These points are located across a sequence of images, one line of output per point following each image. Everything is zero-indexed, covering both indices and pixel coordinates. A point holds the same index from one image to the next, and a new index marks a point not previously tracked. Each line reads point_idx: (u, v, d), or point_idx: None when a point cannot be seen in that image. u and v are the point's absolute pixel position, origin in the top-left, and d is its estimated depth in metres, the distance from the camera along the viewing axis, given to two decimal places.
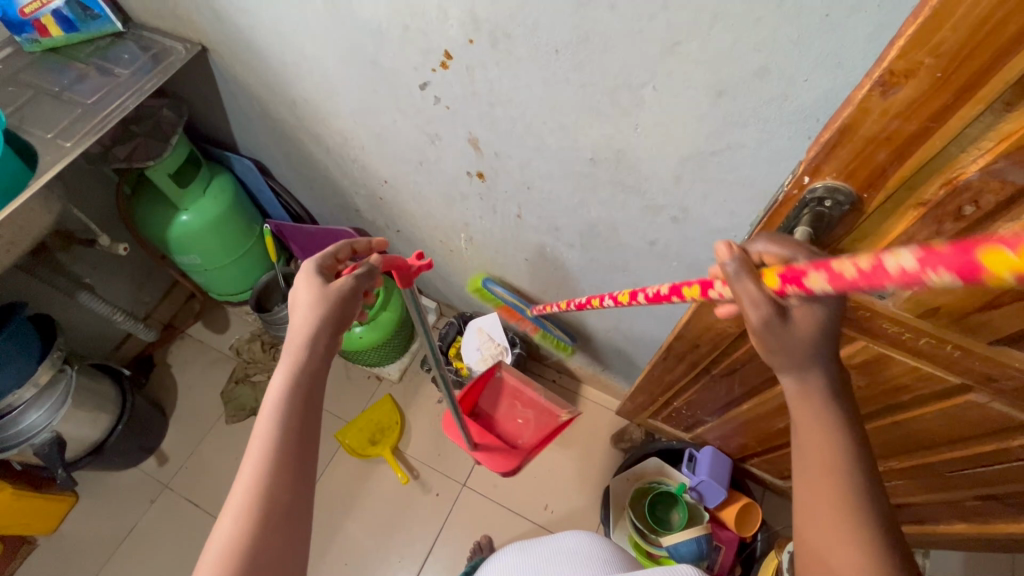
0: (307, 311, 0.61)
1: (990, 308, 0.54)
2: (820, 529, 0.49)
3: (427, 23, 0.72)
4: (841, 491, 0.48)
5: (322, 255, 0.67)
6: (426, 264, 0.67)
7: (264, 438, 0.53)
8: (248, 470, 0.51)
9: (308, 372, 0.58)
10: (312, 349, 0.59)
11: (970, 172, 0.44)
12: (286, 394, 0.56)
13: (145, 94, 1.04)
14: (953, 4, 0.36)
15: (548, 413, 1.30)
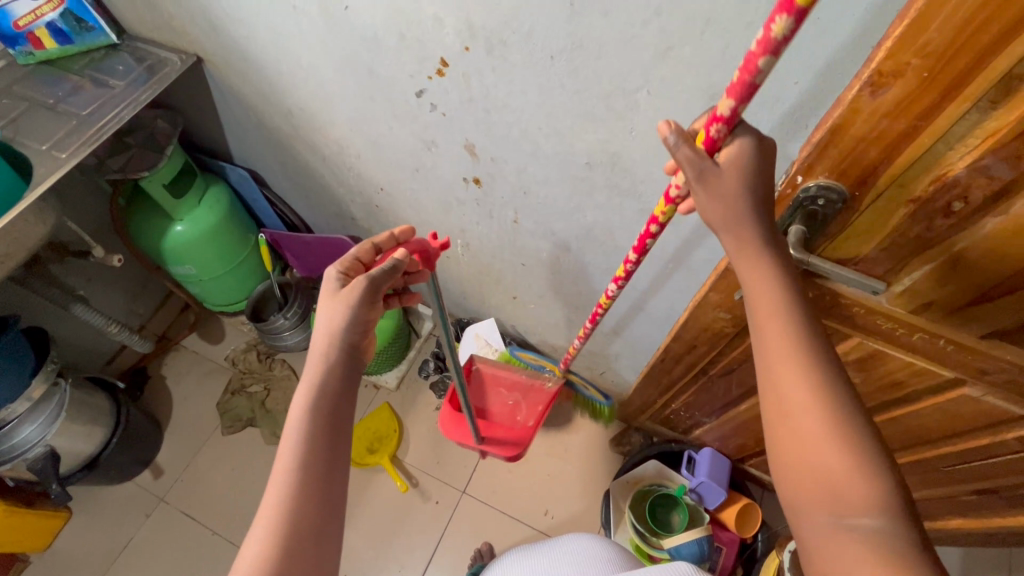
0: (324, 317, 0.61)
1: (981, 301, 0.55)
2: (793, 429, 0.47)
3: (423, 32, 0.73)
4: (811, 382, 0.47)
5: (344, 260, 0.67)
6: (444, 243, 0.70)
7: (295, 447, 0.53)
8: (280, 476, 0.52)
9: (335, 384, 0.58)
10: (337, 359, 0.59)
11: (957, 169, 0.46)
12: (316, 402, 0.56)
13: (141, 105, 1.05)
14: (937, 6, 0.37)
15: (534, 389, 1.32)
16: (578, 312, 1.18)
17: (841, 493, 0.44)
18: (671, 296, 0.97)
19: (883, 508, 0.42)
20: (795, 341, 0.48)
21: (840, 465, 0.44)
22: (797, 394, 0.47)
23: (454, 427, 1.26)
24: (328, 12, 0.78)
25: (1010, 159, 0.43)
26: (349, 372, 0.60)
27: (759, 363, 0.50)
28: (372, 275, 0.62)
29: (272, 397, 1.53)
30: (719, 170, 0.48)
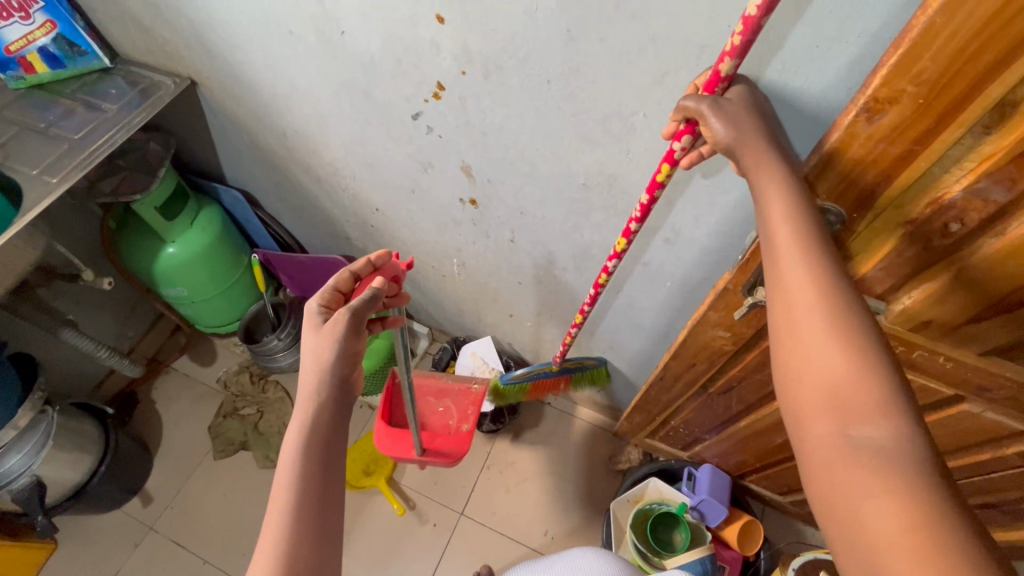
0: (313, 343, 0.61)
1: (979, 322, 0.55)
2: (799, 341, 0.45)
3: (419, 57, 0.73)
4: (814, 277, 0.45)
5: (323, 292, 0.67)
6: (410, 262, 0.70)
7: (291, 478, 0.52)
8: (277, 495, 0.51)
9: (330, 412, 0.57)
10: (330, 385, 0.59)
11: (954, 192, 0.46)
12: (311, 426, 0.56)
13: (134, 129, 1.04)
14: (931, 35, 0.38)
15: (464, 393, 1.21)
16: (575, 330, 1.18)
17: (847, 404, 0.41)
18: (668, 313, 0.97)
19: (883, 407, 0.40)
20: (803, 255, 0.47)
21: (848, 377, 0.42)
22: (806, 313, 0.45)
23: (393, 443, 1.10)
24: (324, 36, 0.78)
25: (1005, 183, 0.43)
26: (342, 396, 0.59)
27: (767, 275, 0.49)
28: (354, 308, 0.61)
29: (264, 419, 1.51)
30: (730, 101, 0.52)
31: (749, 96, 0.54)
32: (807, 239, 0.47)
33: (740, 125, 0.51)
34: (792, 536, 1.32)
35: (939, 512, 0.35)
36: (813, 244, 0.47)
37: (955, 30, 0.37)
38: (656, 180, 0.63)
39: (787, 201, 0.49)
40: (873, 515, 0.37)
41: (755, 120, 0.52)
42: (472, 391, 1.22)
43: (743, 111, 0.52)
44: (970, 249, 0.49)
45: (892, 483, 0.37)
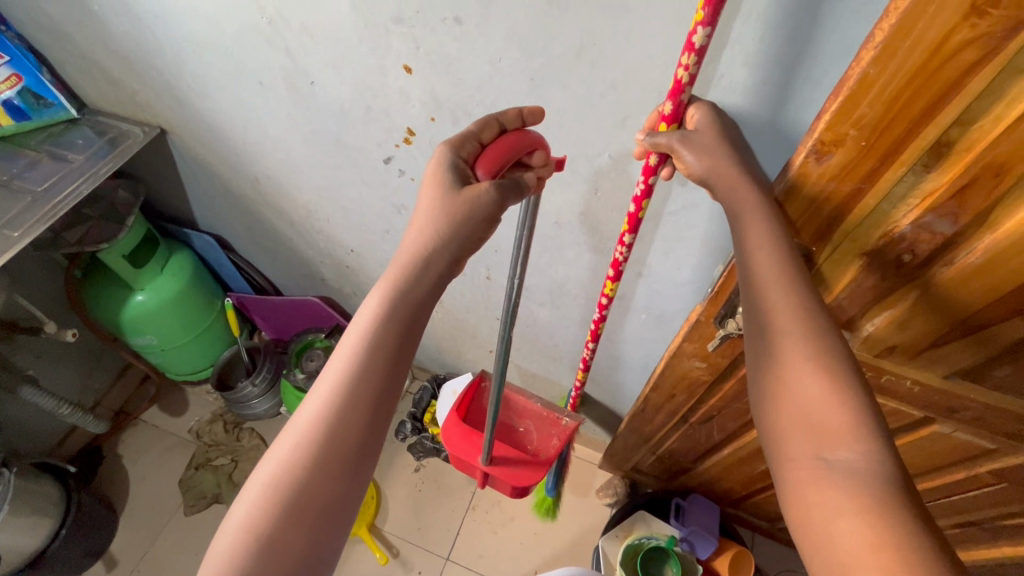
0: (440, 219, 0.52)
1: (941, 345, 0.57)
2: (780, 366, 0.47)
3: (388, 104, 0.75)
4: (795, 306, 0.47)
5: (461, 139, 0.55)
6: (560, 162, 0.60)
7: (309, 437, 0.45)
8: (295, 435, 0.45)
9: (380, 374, 0.47)
10: (383, 352, 0.48)
11: (903, 225, 0.48)
12: (356, 375, 0.47)
13: (101, 179, 1.03)
14: (866, 85, 0.40)
15: (550, 422, 1.17)
16: (555, 364, 1.18)
17: (823, 429, 0.43)
18: (646, 344, 0.98)
19: (857, 432, 0.42)
20: (780, 284, 0.49)
21: (823, 401, 0.44)
22: (792, 341, 0.47)
23: (461, 442, 1.12)
24: (294, 86, 0.79)
25: (949, 216, 0.45)
26: (395, 368, 0.48)
27: (748, 302, 0.51)
28: (499, 182, 0.53)
29: (239, 469, 1.46)
30: (697, 132, 0.52)
31: (717, 118, 0.53)
32: (782, 269, 0.49)
33: (720, 157, 0.52)
34: (783, 563, 1.31)
35: (906, 535, 0.37)
36: (786, 274, 0.49)
37: (889, 78, 0.39)
38: (634, 212, 0.62)
39: (762, 229, 0.51)
40: (846, 535, 0.39)
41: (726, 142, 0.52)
42: (561, 422, 1.17)
43: (717, 143, 0.52)
44: (924, 276, 0.51)
45: (865, 506, 0.39)
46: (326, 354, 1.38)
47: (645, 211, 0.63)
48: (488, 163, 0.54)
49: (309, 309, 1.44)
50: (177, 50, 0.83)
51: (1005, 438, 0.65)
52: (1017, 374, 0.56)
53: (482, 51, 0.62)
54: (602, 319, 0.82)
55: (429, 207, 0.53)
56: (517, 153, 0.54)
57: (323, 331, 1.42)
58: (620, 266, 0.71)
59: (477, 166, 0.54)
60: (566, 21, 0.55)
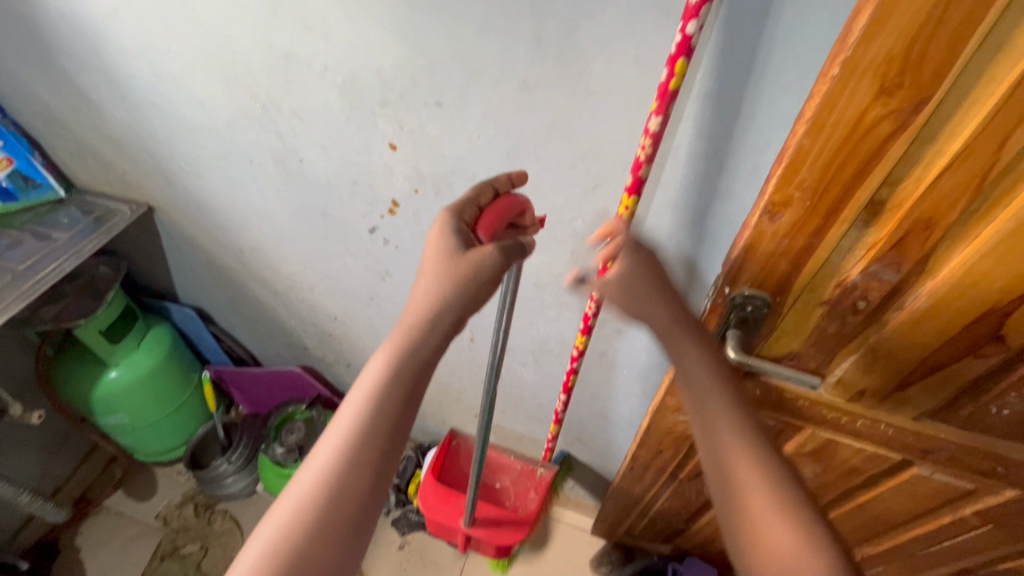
0: (444, 280, 0.53)
1: (905, 388, 0.60)
2: (735, 489, 0.51)
3: (374, 179, 0.80)
4: (740, 428, 0.53)
5: (461, 204, 0.57)
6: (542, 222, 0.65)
7: (311, 502, 0.44)
8: (293, 501, 0.44)
9: (384, 438, 0.47)
10: (389, 412, 0.48)
11: (854, 275, 0.52)
12: (360, 436, 0.47)
13: (84, 256, 1.04)
14: (802, 154, 0.45)
15: (525, 475, 1.19)
16: (541, 425, 1.17)
17: (781, 551, 0.47)
18: (629, 401, 0.99)
19: (808, 554, 0.47)
20: (722, 408, 0.54)
21: (777, 524, 0.48)
22: (738, 461, 0.51)
23: (440, 504, 1.11)
24: (284, 165, 0.84)
25: (893, 265, 0.50)
26: (400, 426, 0.48)
27: (698, 422, 0.56)
28: (501, 244, 0.55)
29: (210, 556, 1.37)
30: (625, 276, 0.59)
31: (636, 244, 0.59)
32: (719, 387, 0.56)
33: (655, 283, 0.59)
34: None
35: None
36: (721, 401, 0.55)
37: (822, 147, 0.44)
38: (602, 271, 0.66)
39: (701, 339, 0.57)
40: None
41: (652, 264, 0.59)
42: (535, 474, 1.18)
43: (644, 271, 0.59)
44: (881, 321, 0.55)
45: None
46: (307, 426, 1.34)
47: None
48: (489, 226, 0.56)
49: (288, 379, 1.42)
50: (171, 133, 0.88)
51: (981, 477, 0.67)
52: (979, 412, 0.59)
53: (462, 129, 0.67)
54: (574, 370, 0.83)
55: (430, 266, 0.54)
56: (511, 216, 0.58)
57: (304, 402, 1.39)
58: (591, 319, 0.73)
59: (478, 229, 0.56)
60: (536, 103, 0.61)
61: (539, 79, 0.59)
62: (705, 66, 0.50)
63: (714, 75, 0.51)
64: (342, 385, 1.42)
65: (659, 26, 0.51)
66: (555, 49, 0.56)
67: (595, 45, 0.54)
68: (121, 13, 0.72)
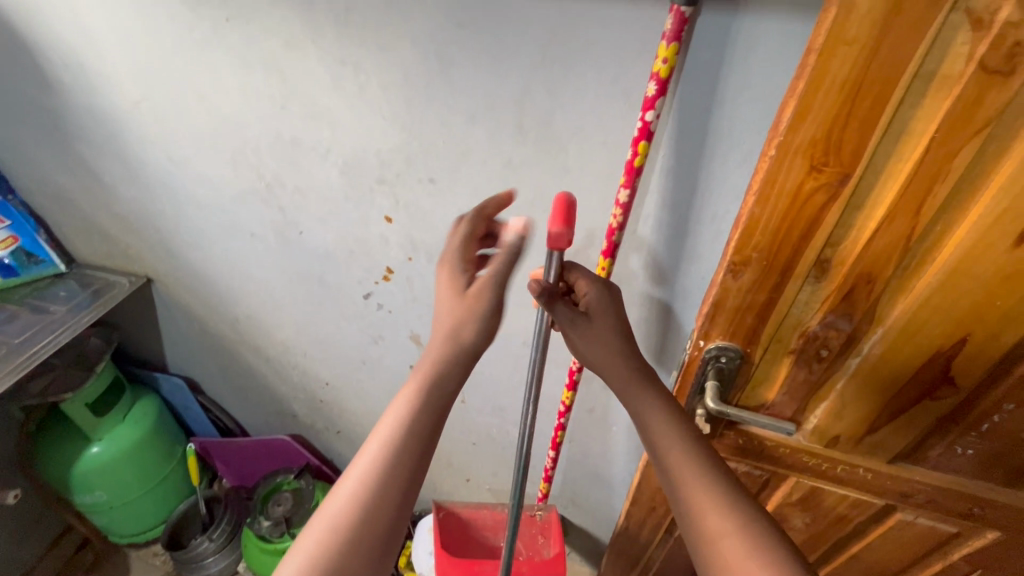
0: (456, 317, 0.56)
1: (874, 432, 0.63)
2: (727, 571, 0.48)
3: (370, 249, 0.85)
4: (717, 501, 0.51)
5: (461, 240, 0.59)
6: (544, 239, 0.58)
7: (342, 524, 0.48)
8: (333, 515, 0.48)
9: (406, 471, 0.50)
10: (417, 438, 0.51)
11: (813, 325, 0.57)
12: (388, 466, 0.50)
13: (80, 328, 1.06)
14: (754, 220, 0.52)
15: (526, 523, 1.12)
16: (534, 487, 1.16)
17: None
18: (620, 457, 1.00)
19: None
20: (696, 483, 0.52)
21: None
22: (712, 517, 0.50)
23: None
24: (284, 237, 0.89)
25: (846, 315, 0.55)
26: (425, 452, 0.52)
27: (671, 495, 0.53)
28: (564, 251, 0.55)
29: None
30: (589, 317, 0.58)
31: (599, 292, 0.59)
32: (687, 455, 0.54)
33: (607, 344, 0.58)
34: None
35: None
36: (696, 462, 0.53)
37: (771, 214, 0.51)
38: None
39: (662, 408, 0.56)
40: None
41: (616, 326, 0.59)
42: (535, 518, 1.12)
43: (605, 328, 0.58)
44: (843, 369, 0.59)
45: None
46: (294, 497, 1.30)
47: None
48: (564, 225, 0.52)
49: (276, 448, 1.39)
50: (177, 210, 0.94)
51: (961, 519, 0.69)
52: (947, 453, 0.63)
53: (453, 203, 0.74)
54: (561, 426, 0.84)
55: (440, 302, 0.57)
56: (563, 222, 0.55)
57: (292, 471, 1.34)
58: (575, 375, 0.77)
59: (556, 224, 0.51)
60: (521, 178, 0.68)
61: (522, 159, 0.66)
62: (664, 145, 0.58)
63: (673, 154, 0.58)
64: (332, 453, 1.39)
65: (622, 114, 0.59)
66: (536, 134, 0.63)
67: (571, 130, 0.62)
68: (142, 105, 0.80)
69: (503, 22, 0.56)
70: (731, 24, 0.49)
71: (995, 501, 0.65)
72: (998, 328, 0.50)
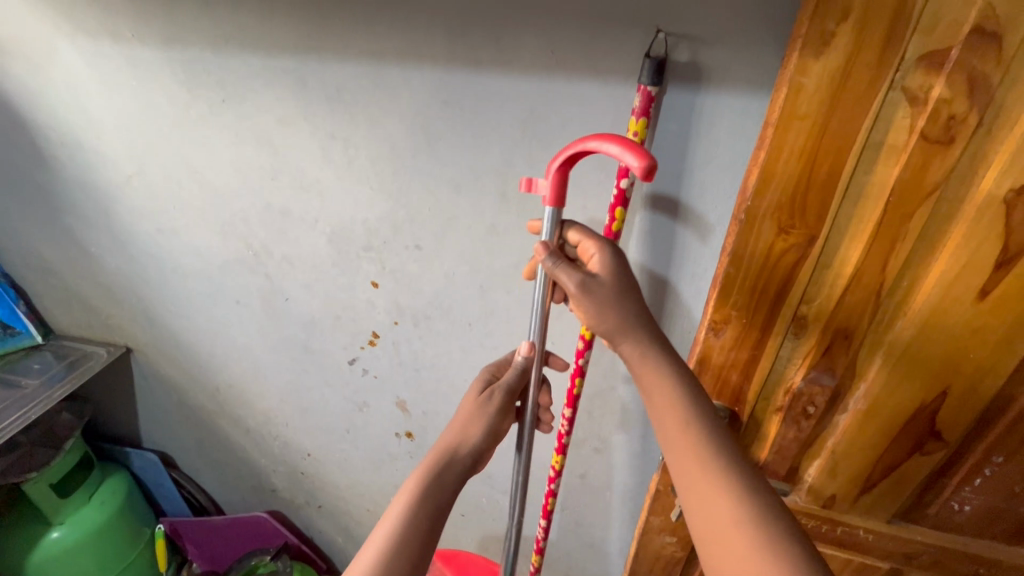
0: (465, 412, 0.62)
1: (870, 490, 0.62)
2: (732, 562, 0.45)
3: (355, 315, 0.85)
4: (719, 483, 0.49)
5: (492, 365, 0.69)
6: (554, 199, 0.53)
7: None
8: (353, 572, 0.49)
9: (405, 564, 0.50)
10: (427, 503, 0.54)
11: (797, 381, 0.58)
12: (395, 544, 0.50)
13: (52, 402, 1.02)
14: (730, 279, 0.54)
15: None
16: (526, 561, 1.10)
17: None
18: (614, 525, 0.96)
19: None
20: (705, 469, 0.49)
21: None
22: (720, 507, 0.48)
23: None
24: (269, 304, 0.89)
25: (828, 370, 0.56)
26: (434, 520, 0.53)
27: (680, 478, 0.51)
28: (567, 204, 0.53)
29: None
30: (600, 278, 0.53)
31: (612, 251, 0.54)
32: (697, 433, 0.51)
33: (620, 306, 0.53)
34: None
35: None
36: (711, 443, 0.51)
37: (745, 273, 0.53)
38: (572, 388, 0.69)
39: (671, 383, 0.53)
40: None
41: (630, 286, 0.54)
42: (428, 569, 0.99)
43: (618, 288, 0.53)
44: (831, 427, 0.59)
45: None
46: None
47: (581, 387, 0.69)
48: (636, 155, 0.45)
49: (252, 527, 1.31)
50: (162, 278, 0.93)
51: None
52: (945, 509, 0.61)
53: (439, 268, 0.75)
54: (552, 493, 0.81)
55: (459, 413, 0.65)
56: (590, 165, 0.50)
57: (268, 552, 1.26)
58: (564, 441, 0.74)
59: (636, 155, 0.44)
60: (505, 242, 0.70)
61: (506, 224, 0.68)
62: (640, 210, 0.60)
63: (649, 219, 0.61)
64: (311, 530, 1.32)
65: (599, 181, 0.62)
66: (518, 201, 0.66)
67: None
68: (135, 178, 0.81)
69: (485, 100, 0.60)
70: (694, 99, 0.53)
71: (1000, 561, 0.63)
72: (976, 380, 0.51)
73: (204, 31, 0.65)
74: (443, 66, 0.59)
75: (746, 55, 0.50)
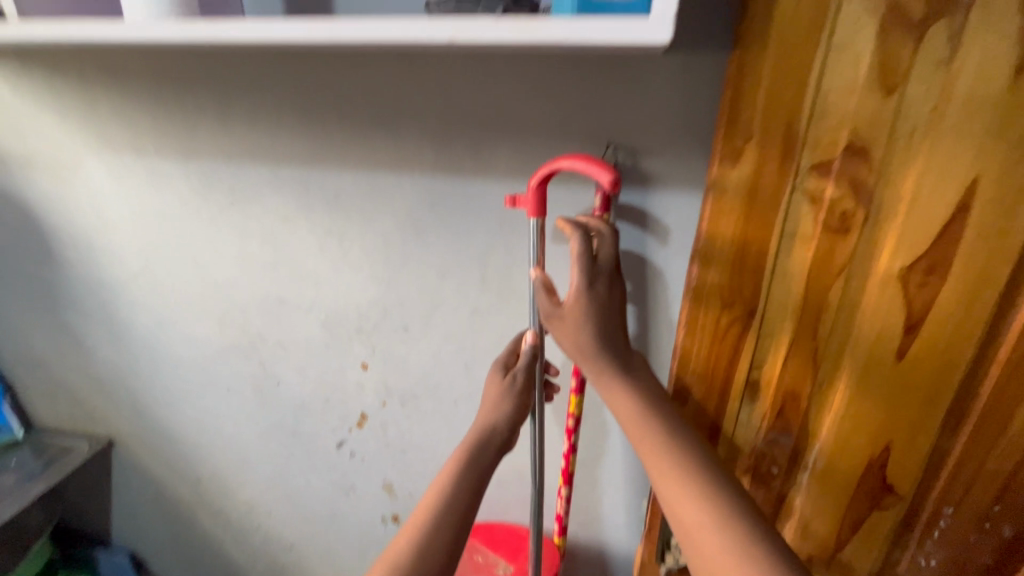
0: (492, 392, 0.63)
1: (844, 548, 0.65)
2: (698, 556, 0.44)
3: (344, 396, 0.89)
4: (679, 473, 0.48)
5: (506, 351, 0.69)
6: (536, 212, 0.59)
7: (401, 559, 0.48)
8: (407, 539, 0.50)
9: (449, 535, 0.51)
10: (467, 477, 0.55)
11: (760, 441, 0.63)
12: (439, 516, 0.52)
13: (27, 500, 0.98)
14: (688, 350, 0.61)
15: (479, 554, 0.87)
16: None
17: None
18: None
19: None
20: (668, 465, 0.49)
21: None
22: (681, 501, 0.46)
23: None
24: (261, 389, 0.92)
25: (785, 430, 0.61)
26: (476, 493, 0.55)
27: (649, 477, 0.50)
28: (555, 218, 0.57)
29: None
30: (564, 314, 0.56)
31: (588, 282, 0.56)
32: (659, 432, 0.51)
33: (579, 342, 0.56)
34: None
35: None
36: (670, 438, 0.50)
37: (700, 343, 0.60)
38: (566, 465, 0.75)
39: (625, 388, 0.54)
40: None
41: (596, 325, 0.56)
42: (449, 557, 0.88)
43: (583, 327, 0.56)
44: (796, 486, 0.63)
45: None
46: None
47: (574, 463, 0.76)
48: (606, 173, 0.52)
49: None
50: (156, 366, 0.96)
51: None
52: None
53: (426, 348, 0.80)
54: None
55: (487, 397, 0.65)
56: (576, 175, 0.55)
57: None
58: (563, 518, 0.79)
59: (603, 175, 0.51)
60: (487, 323, 0.76)
61: (487, 306, 0.75)
62: None
63: None
64: None
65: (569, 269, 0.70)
66: (498, 286, 0.73)
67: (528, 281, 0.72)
68: (140, 273, 0.87)
69: (466, 200, 0.69)
70: (644, 198, 0.63)
71: None
72: (912, 434, 0.56)
73: (220, 145, 0.74)
74: (428, 173, 0.69)
75: (682, 163, 0.60)
